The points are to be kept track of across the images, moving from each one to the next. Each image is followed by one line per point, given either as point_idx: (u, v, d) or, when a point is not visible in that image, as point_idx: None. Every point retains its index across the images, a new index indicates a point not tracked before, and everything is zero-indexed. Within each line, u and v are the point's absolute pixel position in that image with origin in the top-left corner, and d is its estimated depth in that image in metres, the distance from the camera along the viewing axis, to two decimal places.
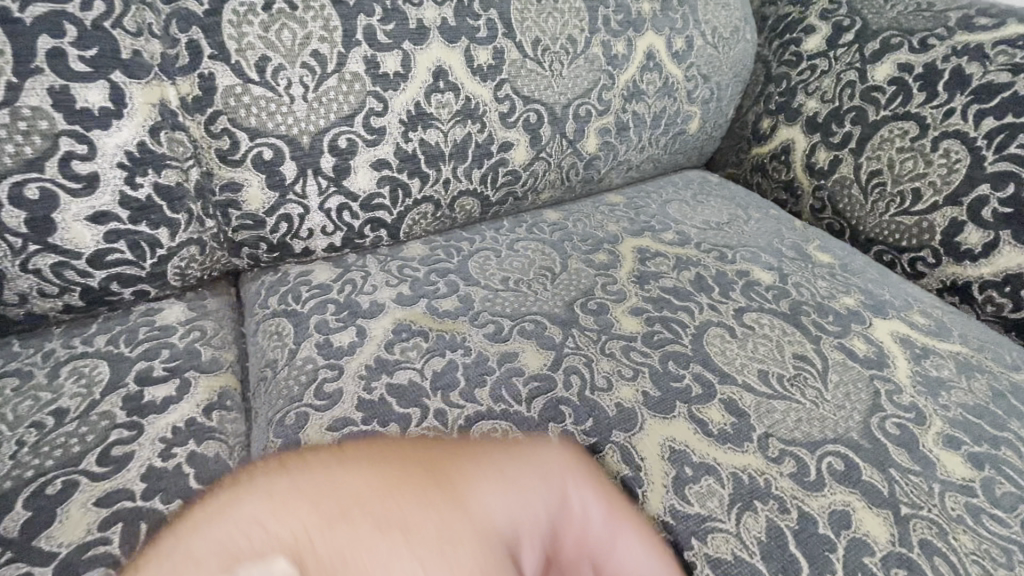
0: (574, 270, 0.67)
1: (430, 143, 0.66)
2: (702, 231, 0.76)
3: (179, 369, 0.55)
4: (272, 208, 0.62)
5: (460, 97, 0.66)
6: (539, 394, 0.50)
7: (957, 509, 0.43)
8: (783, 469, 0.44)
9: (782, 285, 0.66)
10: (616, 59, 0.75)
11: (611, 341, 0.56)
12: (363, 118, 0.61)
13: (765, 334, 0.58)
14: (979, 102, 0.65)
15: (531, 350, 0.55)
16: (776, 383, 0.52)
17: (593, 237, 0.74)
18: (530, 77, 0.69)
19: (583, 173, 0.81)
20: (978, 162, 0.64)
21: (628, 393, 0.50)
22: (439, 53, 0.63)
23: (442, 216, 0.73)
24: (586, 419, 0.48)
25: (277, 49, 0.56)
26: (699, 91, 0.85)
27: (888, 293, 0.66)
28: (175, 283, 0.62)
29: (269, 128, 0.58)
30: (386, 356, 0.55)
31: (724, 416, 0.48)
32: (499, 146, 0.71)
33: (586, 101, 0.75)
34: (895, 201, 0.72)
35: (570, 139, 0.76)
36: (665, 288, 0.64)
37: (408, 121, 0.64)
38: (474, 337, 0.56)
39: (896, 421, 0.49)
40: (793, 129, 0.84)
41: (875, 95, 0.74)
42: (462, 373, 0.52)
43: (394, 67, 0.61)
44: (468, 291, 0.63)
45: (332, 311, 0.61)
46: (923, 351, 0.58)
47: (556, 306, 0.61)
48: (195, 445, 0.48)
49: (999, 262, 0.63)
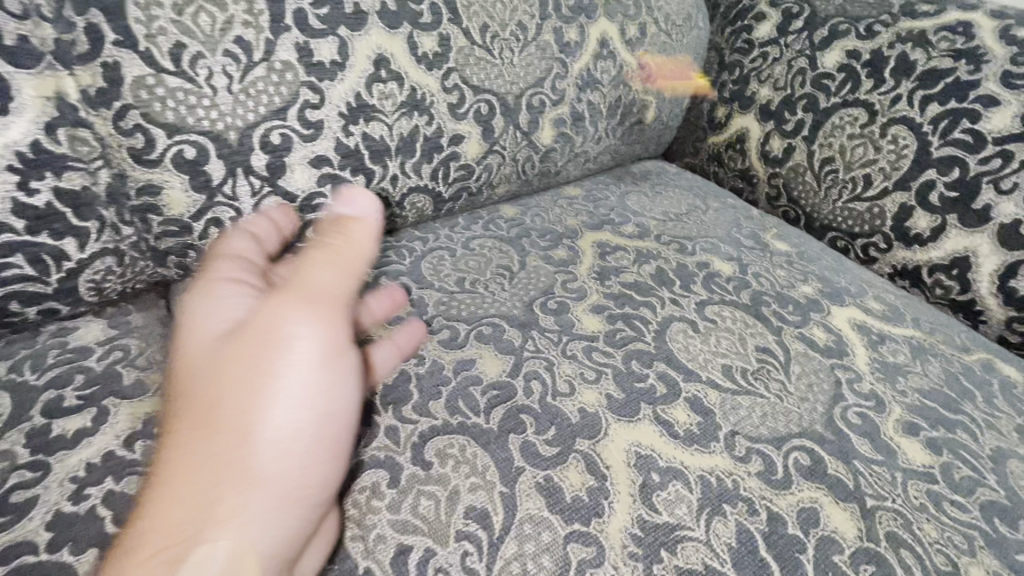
0: (533, 268, 0.64)
1: (374, 137, 0.61)
2: (661, 223, 0.75)
3: (97, 396, 0.49)
4: (199, 211, 0.56)
5: (405, 87, 0.61)
6: (498, 404, 0.47)
7: (920, 497, 0.43)
8: (751, 468, 0.43)
9: (742, 276, 0.65)
10: (569, 47, 0.72)
11: (573, 342, 0.54)
12: (297, 111, 0.56)
13: (728, 327, 0.57)
14: (923, 88, 0.66)
15: (489, 355, 0.52)
16: (741, 379, 0.51)
17: (551, 233, 0.71)
18: (479, 65, 0.66)
19: (539, 165, 0.78)
20: (924, 147, 0.65)
21: (591, 397, 0.48)
22: (379, 40, 0.59)
23: (391, 215, 0.68)
24: (548, 428, 0.45)
25: (194, 35, 0.50)
26: (654, 79, 0.83)
27: (844, 280, 0.67)
28: (90, 299, 0.55)
29: (189, 123, 0.52)
30: None
31: (689, 416, 0.47)
32: (449, 139, 0.67)
33: (539, 90, 0.72)
34: (847, 188, 0.72)
35: (524, 130, 0.73)
36: (626, 284, 0.62)
37: (348, 114, 0.59)
38: (428, 344, 0.53)
39: (858, 410, 0.49)
40: (747, 117, 0.83)
41: (826, 82, 0.74)
42: (415, 386, 0.48)
43: (329, 55, 0.56)
44: (422, 294, 0.59)
45: None
46: (880, 337, 0.58)
47: (514, 307, 0.58)
48: (114, 484, 0.43)
49: (947, 245, 0.64)
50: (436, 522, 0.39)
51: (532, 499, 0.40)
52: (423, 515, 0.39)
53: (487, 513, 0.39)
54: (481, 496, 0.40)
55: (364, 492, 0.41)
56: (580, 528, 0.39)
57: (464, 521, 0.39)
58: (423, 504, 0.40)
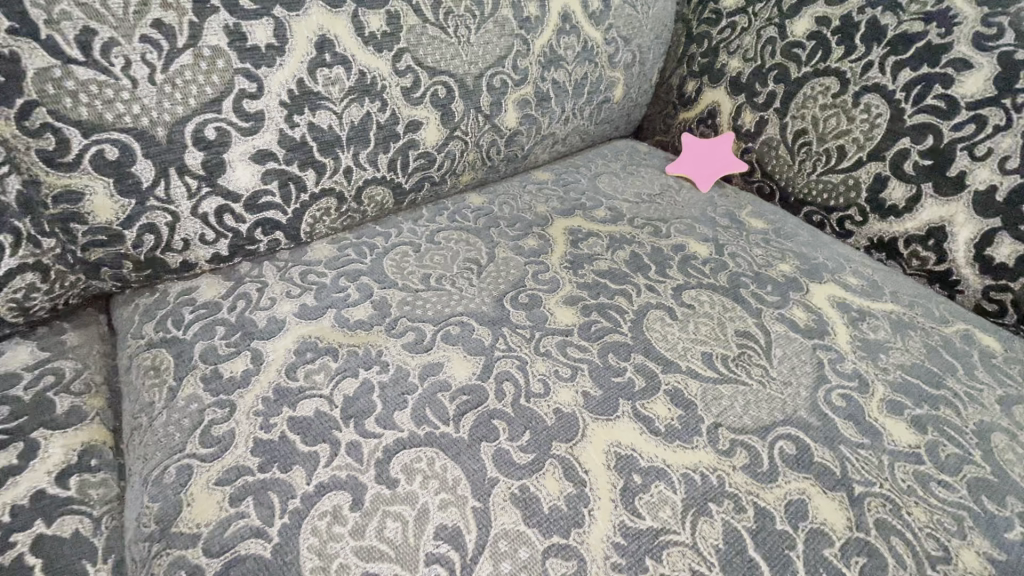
0: (503, 259, 0.61)
1: (322, 127, 0.57)
2: (634, 205, 0.72)
3: (22, 429, 0.43)
4: (130, 217, 0.50)
5: (352, 72, 0.57)
6: (468, 409, 0.44)
7: (908, 480, 0.42)
8: (735, 461, 0.41)
9: (719, 257, 0.63)
10: (530, 22, 0.68)
11: (547, 337, 0.51)
12: (232, 102, 0.51)
13: (706, 312, 0.54)
14: (895, 54, 0.64)
15: (457, 357, 0.48)
16: (721, 366, 0.49)
17: (520, 221, 0.68)
18: (433, 44, 0.61)
19: (505, 151, 0.75)
20: (897, 115, 0.64)
21: (566, 396, 0.45)
22: (321, 19, 0.53)
23: (349, 210, 0.64)
24: (523, 432, 0.42)
25: (103, 19, 0.43)
26: (620, 54, 0.79)
27: (822, 256, 0.65)
28: (14, 320, 0.49)
29: (108, 120, 0.46)
30: (287, 384, 0.47)
31: (670, 410, 0.44)
32: (405, 126, 0.62)
33: (500, 70, 0.68)
34: (821, 160, 0.71)
35: (486, 113, 0.69)
36: (599, 271, 0.59)
37: (291, 103, 0.54)
38: (392, 348, 0.49)
39: (842, 392, 0.48)
40: (717, 90, 0.81)
41: (797, 51, 0.72)
42: (379, 396, 0.45)
43: (265, 38, 0.51)
44: (384, 295, 0.56)
45: (222, 335, 0.52)
46: (860, 314, 0.56)
47: (484, 303, 0.55)
48: (44, 527, 0.39)
49: (924, 215, 0.63)
50: (403, 546, 0.36)
51: (506, 512, 0.38)
52: (390, 539, 0.36)
53: (459, 531, 0.37)
54: (453, 513, 0.37)
55: (326, 517, 0.37)
56: (559, 540, 0.36)
57: (435, 542, 0.36)
58: (390, 526, 0.37)
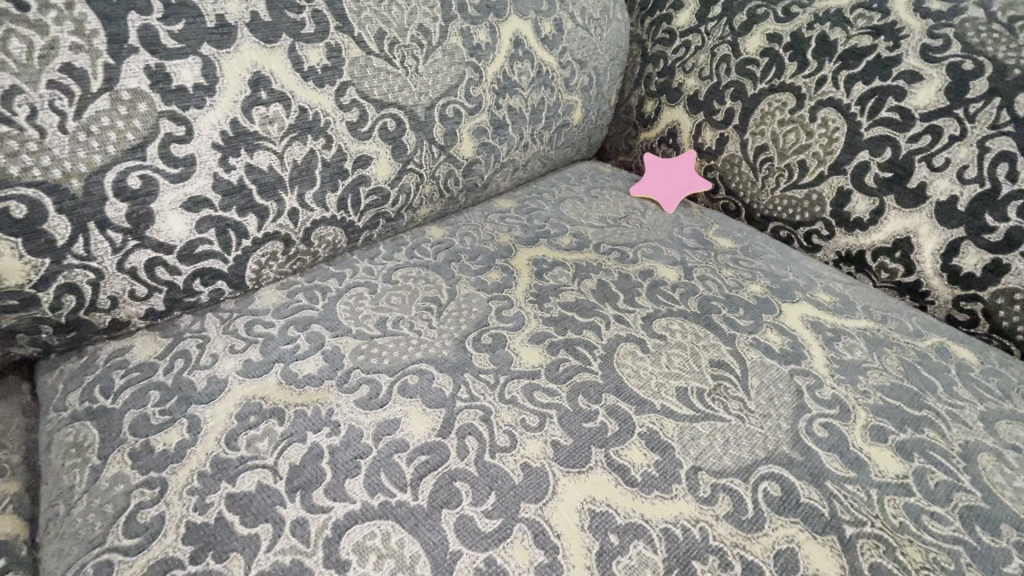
0: (464, 297, 0.58)
1: (262, 169, 0.53)
2: (599, 230, 0.70)
3: None
4: (45, 279, 0.45)
5: (292, 109, 0.53)
6: (427, 472, 0.40)
7: (899, 516, 0.39)
8: (718, 510, 0.38)
9: (688, 282, 0.61)
10: (480, 49, 0.66)
11: (512, 382, 0.47)
12: (158, 147, 0.47)
13: (678, 343, 0.52)
14: (847, 68, 0.64)
15: (416, 412, 0.45)
16: (697, 402, 0.46)
17: (482, 253, 0.65)
18: (379, 77, 0.58)
19: (464, 181, 0.72)
20: (855, 128, 0.63)
21: (534, 448, 0.42)
22: (254, 56, 0.50)
23: (297, 253, 0.60)
24: (488, 495, 0.39)
25: (3, 65, 0.39)
26: (576, 77, 0.78)
27: (791, 273, 0.64)
28: None
29: (12, 175, 0.41)
30: (226, 456, 0.42)
31: (646, 456, 0.41)
32: (354, 162, 0.59)
33: (452, 99, 0.65)
34: (783, 176, 0.70)
35: (440, 144, 0.66)
36: (566, 304, 0.56)
37: (226, 144, 0.50)
38: (344, 406, 0.45)
39: (824, 422, 0.45)
40: (676, 109, 0.80)
41: (751, 68, 0.71)
42: (329, 462, 0.41)
43: (192, 77, 0.47)
44: (336, 344, 0.52)
45: (155, 401, 0.47)
46: (834, 333, 0.55)
47: (444, 347, 0.51)
48: None
49: (889, 228, 0.62)
50: None
51: None
52: None
53: None
54: None
55: None
56: None
57: None
58: None
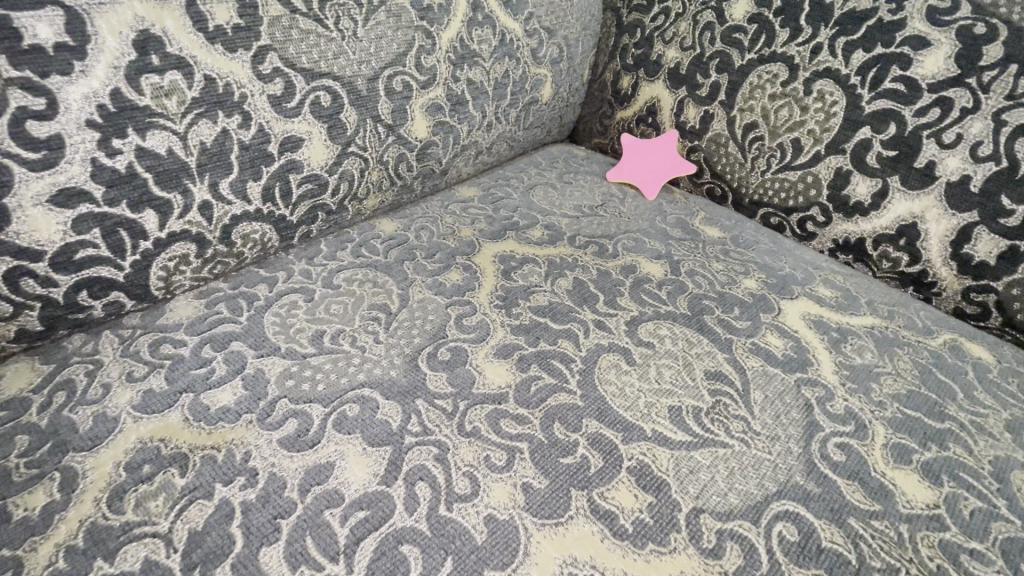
0: (418, 303, 0.49)
1: (159, 153, 0.43)
2: (574, 220, 0.62)
3: None
4: None
5: (195, 78, 0.43)
6: (366, 534, 0.32)
7: (936, 558, 0.33)
8: (727, 565, 0.31)
9: (675, 278, 0.53)
10: (433, 12, 0.57)
11: (473, 409, 0.39)
12: (9, 124, 0.36)
13: (669, 352, 0.45)
14: (845, 34, 0.57)
15: (354, 454, 0.36)
16: (695, 425, 0.39)
17: (441, 250, 0.56)
18: (307, 42, 0.49)
19: (418, 166, 0.63)
20: (854, 102, 0.57)
21: (501, 494, 0.34)
22: (138, 10, 0.40)
23: (216, 256, 0.50)
24: (441, 562, 0.31)
25: None
26: (544, 48, 0.70)
27: (787, 265, 0.57)
28: None
29: None
30: (106, 522, 0.33)
31: (638, 498, 0.34)
32: (280, 144, 0.49)
33: (400, 70, 0.56)
34: (775, 156, 0.63)
35: (388, 123, 0.57)
36: (537, 309, 0.48)
37: (107, 122, 0.40)
38: (266, 447, 0.37)
39: (839, 442, 0.39)
40: (655, 84, 0.72)
41: (738, 36, 0.64)
42: (241, 526, 0.32)
43: (51, 34, 0.37)
44: (260, 367, 0.43)
45: (21, 449, 0.36)
46: (840, 334, 0.48)
47: (392, 367, 0.42)
48: None
49: (892, 213, 0.56)
50: None
51: None
52: None
53: None
54: None
55: None
56: None
57: None
58: None
